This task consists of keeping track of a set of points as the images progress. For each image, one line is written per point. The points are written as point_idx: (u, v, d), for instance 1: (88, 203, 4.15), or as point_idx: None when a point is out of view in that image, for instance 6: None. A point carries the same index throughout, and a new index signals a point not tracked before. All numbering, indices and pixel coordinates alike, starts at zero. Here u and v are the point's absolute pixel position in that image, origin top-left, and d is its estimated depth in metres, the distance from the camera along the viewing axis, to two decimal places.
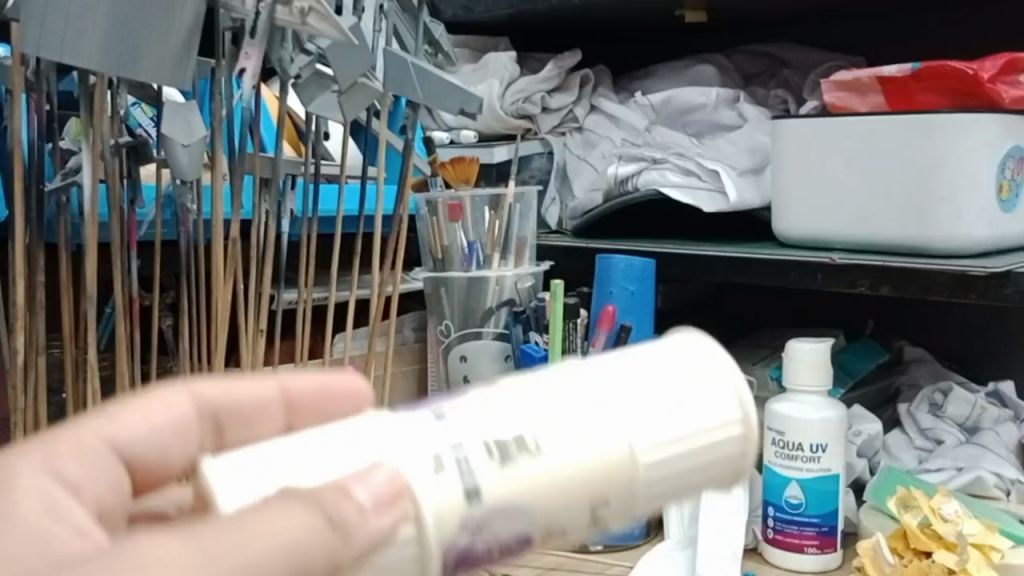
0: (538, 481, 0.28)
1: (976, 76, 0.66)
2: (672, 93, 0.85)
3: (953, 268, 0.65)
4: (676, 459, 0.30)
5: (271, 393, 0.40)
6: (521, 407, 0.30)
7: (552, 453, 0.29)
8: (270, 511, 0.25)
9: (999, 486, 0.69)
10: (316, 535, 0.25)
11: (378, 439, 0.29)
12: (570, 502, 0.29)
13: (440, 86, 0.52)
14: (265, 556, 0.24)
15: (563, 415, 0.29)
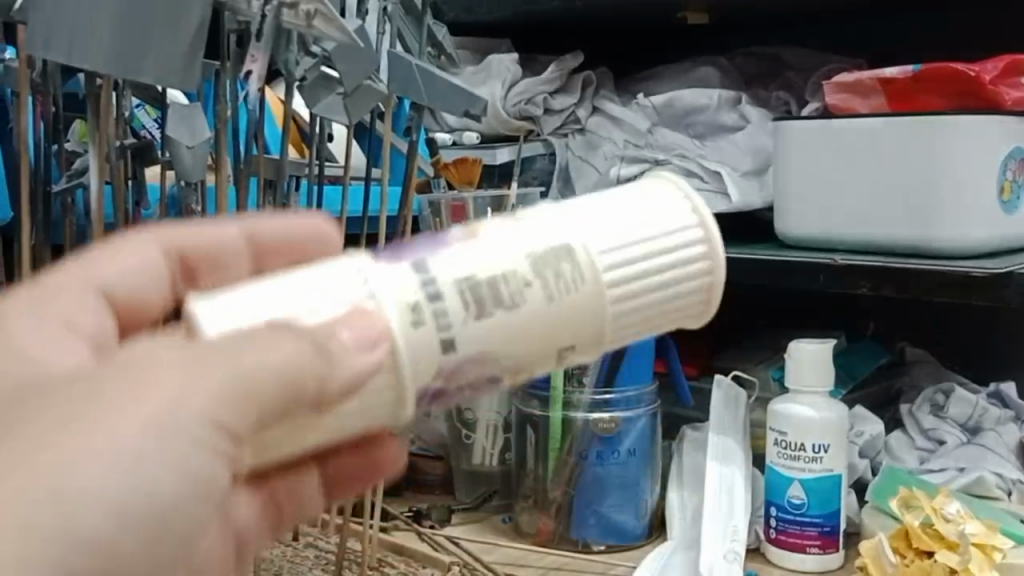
0: (509, 330, 0.29)
1: (978, 77, 0.67)
2: (675, 95, 0.85)
3: (955, 268, 0.65)
4: (642, 305, 0.31)
5: (235, 233, 0.39)
6: (494, 250, 0.30)
7: (527, 307, 0.29)
8: (262, 343, 0.26)
9: (1000, 486, 0.70)
10: (308, 363, 0.26)
11: (362, 281, 0.29)
12: (537, 349, 0.30)
13: (446, 90, 0.52)
14: (259, 374, 0.25)
15: (531, 260, 0.30)
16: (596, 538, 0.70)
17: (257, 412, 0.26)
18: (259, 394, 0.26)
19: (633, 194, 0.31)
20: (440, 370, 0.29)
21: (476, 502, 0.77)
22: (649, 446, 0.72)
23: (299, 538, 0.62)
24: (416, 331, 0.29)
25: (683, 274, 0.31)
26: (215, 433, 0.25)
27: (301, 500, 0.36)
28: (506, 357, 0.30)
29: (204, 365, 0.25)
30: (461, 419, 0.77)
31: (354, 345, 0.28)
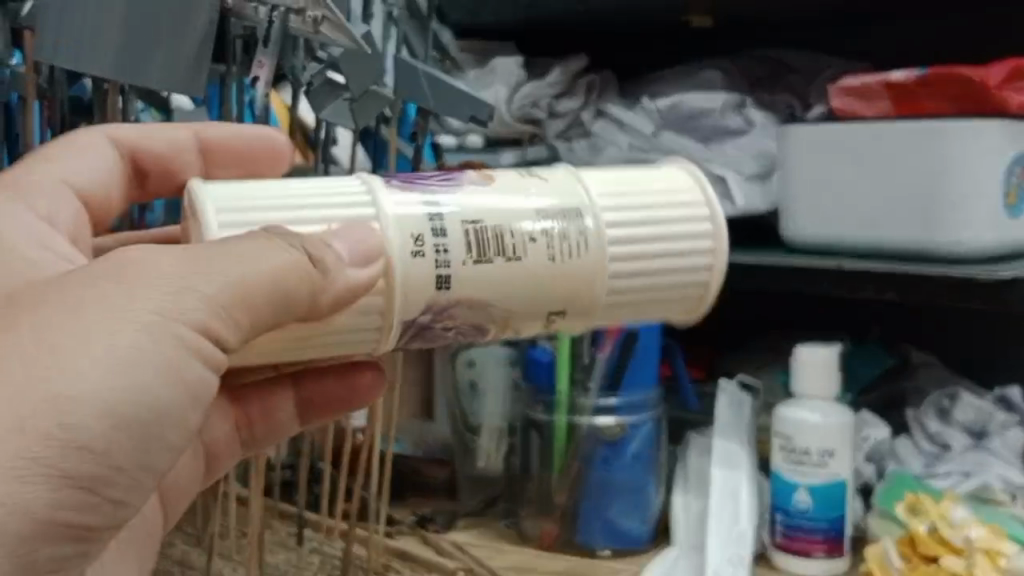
0: (514, 279, 0.38)
1: (984, 82, 0.65)
2: (679, 98, 0.84)
3: (961, 273, 0.65)
4: (638, 275, 0.40)
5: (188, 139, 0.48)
6: (508, 204, 0.39)
7: (529, 260, 0.38)
8: (252, 249, 0.34)
9: (1005, 490, 0.69)
10: (301, 284, 0.34)
11: (367, 201, 0.38)
12: (538, 298, 0.39)
13: (450, 94, 0.52)
14: (260, 279, 0.33)
15: (541, 215, 0.39)
16: (602, 543, 0.70)
17: (264, 321, 0.34)
18: (275, 303, 0.34)
19: (658, 187, 0.42)
20: (432, 303, 0.38)
21: (480, 507, 0.77)
22: (653, 450, 0.72)
23: (303, 542, 0.62)
24: (415, 263, 0.37)
25: (683, 261, 0.41)
26: (194, 333, 0.32)
27: (273, 412, 0.50)
28: (504, 305, 0.39)
29: (201, 265, 0.33)
30: (466, 424, 0.79)
31: (349, 266, 0.35)
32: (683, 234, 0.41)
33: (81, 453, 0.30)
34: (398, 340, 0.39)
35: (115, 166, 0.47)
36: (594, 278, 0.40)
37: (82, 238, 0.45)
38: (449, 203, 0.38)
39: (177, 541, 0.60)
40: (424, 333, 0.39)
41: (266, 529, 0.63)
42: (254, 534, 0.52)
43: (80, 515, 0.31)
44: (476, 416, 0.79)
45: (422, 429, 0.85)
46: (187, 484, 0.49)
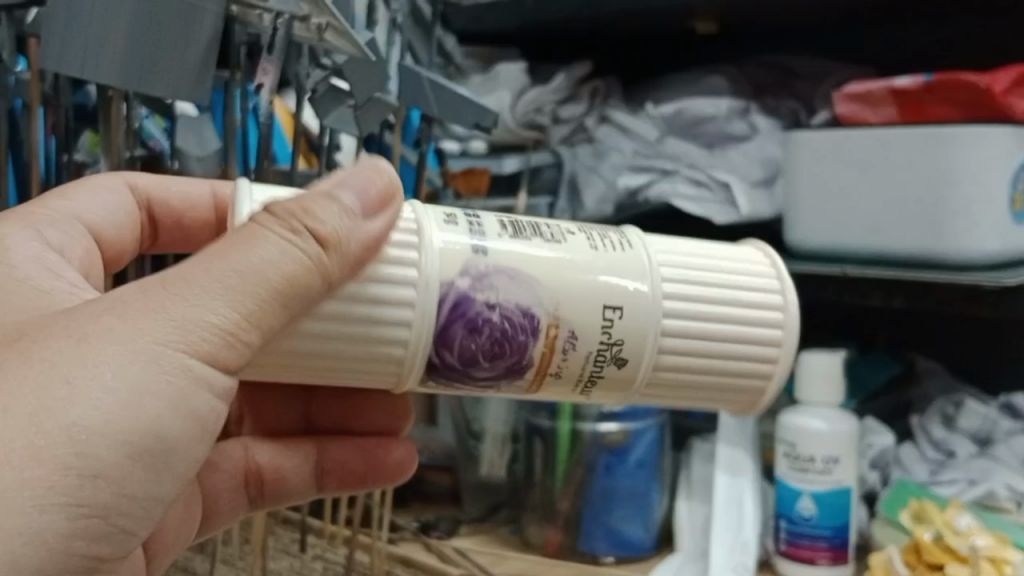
0: (562, 266, 0.37)
1: (990, 89, 0.65)
2: (683, 104, 0.84)
3: (966, 280, 0.65)
4: (702, 354, 0.40)
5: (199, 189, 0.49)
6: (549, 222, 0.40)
7: (571, 246, 0.38)
8: (253, 236, 0.32)
9: (1010, 497, 0.68)
10: (306, 269, 0.33)
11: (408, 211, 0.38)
12: (591, 290, 0.37)
13: (455, 101, 0.52)
14: (264, 257, 0.32)
15: (583, 230, 0.40)
16: (604, 550, 0.70)
17: (275, 318, 0.33)
18: (287, 292, 0.33)
19: (744, 279, 0.41)
20: (468, 268, 0.36)
21: (484, 513, 0.77)
22: (657, 458, 0.72)
23: (306, 549, 0.62)
24: (452, 240, 0.37)
25: (751, 353, 0.41)
26: (201, 365, 0.32)
27: (282, 481, 0.51)
28: (553, 290, 0.37)
29: (216, 289, 0.31)
30: (468, 430, 0.78)
31: (361, 220, 0.34)
32: (756, 325, 0.41)
33: (95, 481, 0.30)
34: (436, 319, 0.36)
35: (129, 211, 0.48)
36: (649, 335, 0.39)
37: (93, 267, 0.45)
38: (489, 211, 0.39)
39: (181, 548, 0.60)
40: (463, 312, 0.36)
41: (270, 536, 0.63)
42: (256, 542, 0.52)
43: (92, 545, 0.31)
44: (478, 420, 0.78)
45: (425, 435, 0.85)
46: (177, 539, 0.46)
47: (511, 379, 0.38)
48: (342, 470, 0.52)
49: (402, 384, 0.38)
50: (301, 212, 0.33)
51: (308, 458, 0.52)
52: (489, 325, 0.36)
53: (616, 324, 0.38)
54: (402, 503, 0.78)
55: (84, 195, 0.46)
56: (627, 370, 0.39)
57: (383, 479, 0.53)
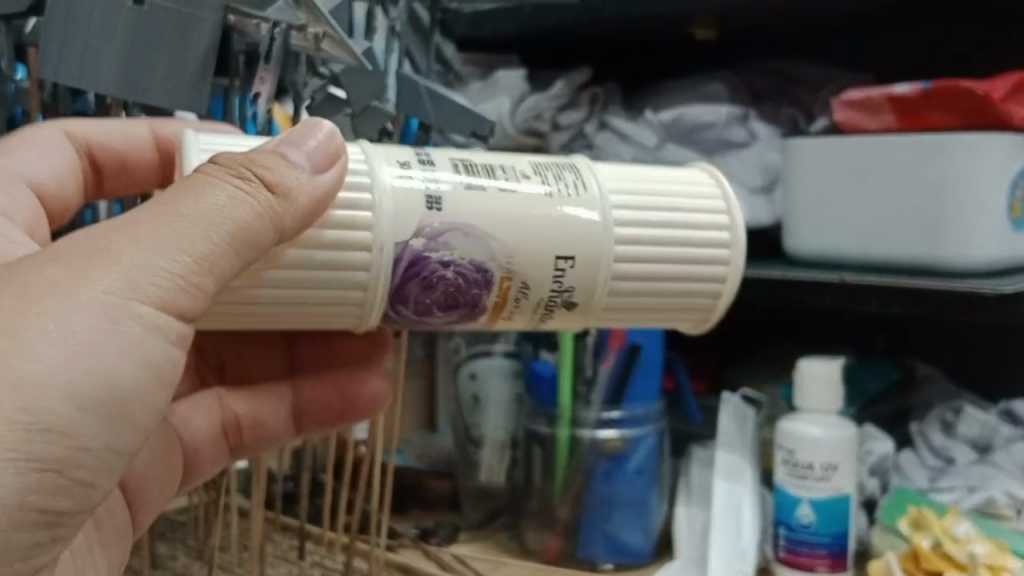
0: (514, 213, 0.38)
1: (987, 96, 0.65)
2: (683, 110, 0.83)
3: (964, 286, 0.65)
4: (651, 278, 0.41)
5: (143, 134, 0.51)
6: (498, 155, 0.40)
7: (527, 193, 0.38)
8: (199, 192, 0.33)
9: (1010, 505, 0.68)
10: (261, 216, 0.33)
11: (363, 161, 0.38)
12: (533, 226, 0.38)
13: (453, 110, 0.52)
14: (212, 206, 0.32)
15: (532, 164, 0.40)
16: (603, 556, 0.70)
17: (231, 265, 0.33)
18: (241, 239, 0.33)
19: (696, 199, 0.42)
20: (422, 226, 0.37)
21: (482, 520, 0.76)
22: (656, 464, 0.72)
23: (305, 556, 0.62)
24: (404, 186, 0.37)
25: (701, 271, 0.41)
26: (153, 311, 0.32)
27: (264, 425, 0.52)
28: (513, 246, 0.38)
29: (171, 241, 0.32)
30: (467, 437, 0.78)
31: (309, 172, 0.35)
32: (703, 242, 0.41)
33: (49, 433, 0.30)
34: (392, 275, 0.37)
35: (71, 160, 0.49)
36: (604, 252, 0.39)
37: (41, 229, 0.48)
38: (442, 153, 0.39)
39: (178, 555, 0.60)
40: (419, 270, 0.37)
41: (268, 543, 0.63)
42: (254, 548, 0.52)
43: (50, 499, 0.31)
44: (478, 426, 0.78)
45: (425, 441, 0.85)
46: (157, 489, 0.49)
47: (467, 322, 0.39)
48: (319, 410, 0.52)
49: (363, 322, 0.38)
50: (246, 161, 0.34)
51: (288, 403, 0.52)
52: (444, 281, 0.37)
53: (568, 273, 0.39)
54: (401, 509, 0.78)
55: (23, 151, 0.48)
56: (580, 310, 0.40)
57: (359, 415, 0.53)
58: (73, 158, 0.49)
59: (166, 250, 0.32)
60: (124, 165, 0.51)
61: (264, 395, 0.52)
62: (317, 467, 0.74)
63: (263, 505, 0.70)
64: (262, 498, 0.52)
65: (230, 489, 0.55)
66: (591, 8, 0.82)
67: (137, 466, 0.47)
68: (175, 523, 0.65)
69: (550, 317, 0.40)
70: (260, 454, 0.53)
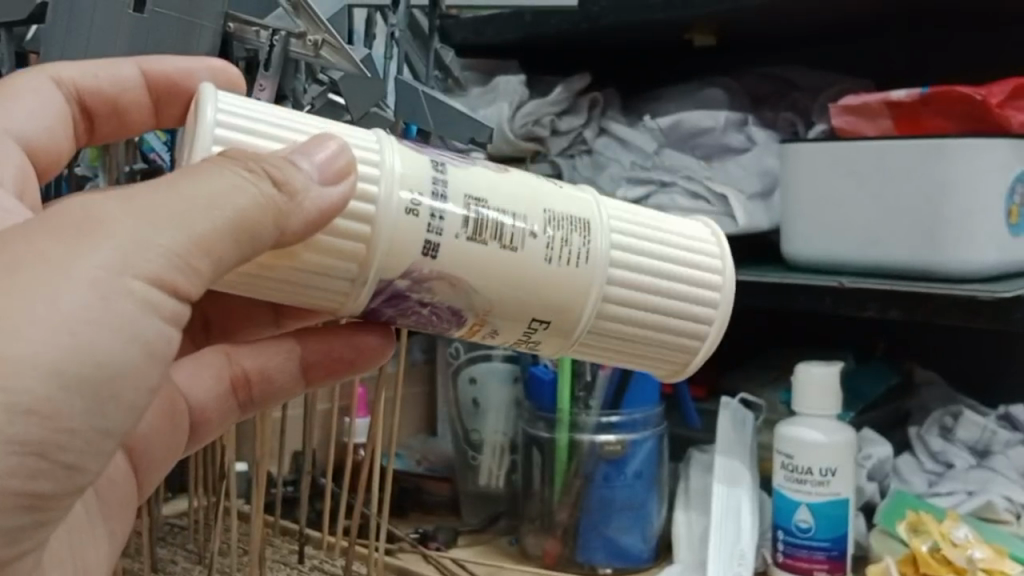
0: (505, 269, 0.36)
1: (985, 101, 0.66)
2: (681, 116, 0.85)
3: (961, 292, 0.65)
4: (634, 333, 0.39)
5: (132, 75, 0.43)
6: (516, 191, 0.36)
7: (526, 253, 0.36)
8: (202, 175, 0.30)
9: (1009, 510, 0.69)
10: (263, 209, 0.30)
11: (373, 163, 0.34)
12: (521, 285, 0.36)
13: (451, 115, 0.52)
14: (216, 187, 0.30)
15: (548, 215, 0.36)
16: (602, 561, 0.70)
17: (229, 255, 0.31)
18: (245, 228, 0.30)
19: (692, 249, 0.40)
20: (412, 269, 0.35)
21: (482, 523, 0.76)
22: (655, 468, 0.72)
23: (304, 560, 0.62)
24: (405, 231, 0.34)
25: (684, 330, 0.40)
26: (147, 287, 0.29)
27: (273, 380, 0.48)
28: (488, 296, 0.36)
29: (157, 216, 0.29)
30: (467, 441, 0.79)
31: (319, 182, 0.32)
32: (693, 303, 0.40)
33: (30, 418, 0.27)
34: (371, 300, 0.36)
35: (59, 108, 0.43)
36: (592, 292, 0.37)
37: (29, 193, 0.42)
38: (458, 181, 0.35)
39: (178, 560, 0.60)
40: (397, 305, 0.36)
41: (267, 547, 0.63)
42: (254, 551, 0.52)
43: (31, 482, 0.28)
44: (478, 431, 0.79)
45: (425, 445, 0.85)
46: (164, 444, 0.46)
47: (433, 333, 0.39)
48: (327, 360, 0.47)
49: (349, 303, 0.36)
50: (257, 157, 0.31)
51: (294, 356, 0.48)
52: (418, 313, 0.37)
53: (539, 332, 0.38)
54: (401, 513, 0.78)
55: (9, 105, 0.42)
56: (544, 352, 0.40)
57: (369, 363, 0.47)
58: (63, 107, 0.43)
59: (154, 234, 0.29)
60: (114, 109, 0.44)
61: (267, 346, 0.48)
62: (317, 471, 0.75)
63: (263, 509, 0.70)
64: (262, 501, 0.53)
65: (230, 492, 0.55)
66: (590, 15, 0.82)
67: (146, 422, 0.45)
68: (175, 527, 0.65)
69: (531, 342, 0.39)
70: (260, 457, 0.53)
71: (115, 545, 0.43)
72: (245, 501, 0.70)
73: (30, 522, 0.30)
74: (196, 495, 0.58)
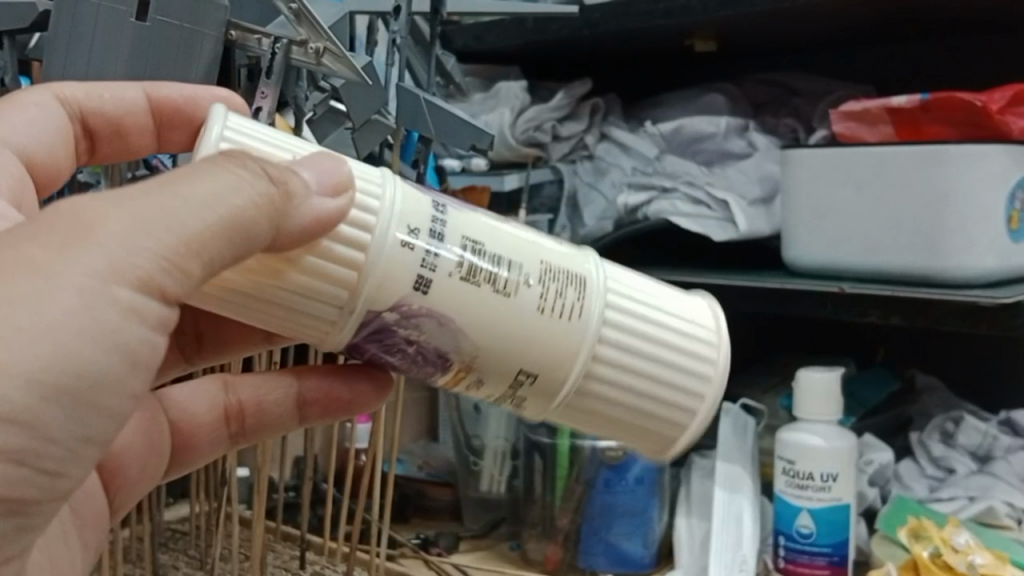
0: (497, 317, 0.35)
1: (985, 107, 0.66)
2: (682, 122, 0.86)
3: (961, 298, 0.65)
4: (623, 394, 0.39)
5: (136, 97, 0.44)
6: (514, 240, 0.36)
7: (520, 302, 0.35)
8: (199, 173, 0.30)
9: (1011, 515, 0.68)
10: (262, 211, 0.30)
11: (374, 197, 0.35)
12: (513, 335, 0.36)
13: (450, 122, 0.51)
14: (210, 187, 0.30)
15: (544, 268, 0.36)
16: (603, 566, 0.70)
17: (220, 250, 0.30)
18: (235, 227, 0.30)
19: (685, 316, 0.40)
20: (402, 303, 0.35)
21: (483, 529, 0.76)
22: (657, 474, 0.72)
23: (306, 566, 0.62)
24: (400, 266, 0.34)
25: (674, 402, 0.39)
26: (135, 294, 0.29)
27: (266, 413, 0.48)
28: (477, 343, 0.36)
29: (149, 216, 0.29)
30: (468, 446, 0.79)
31: (318, 193, 0.32)
32: (685, 373, 0.39)
33: (11, 428, 0.27)
34: (352, 336, 0.36)
35: (60, 125, 0.44)
36: (583, 349, 0.37)
37: (27, 202, 0.43)
38: (459, 225, 0.36)
39: (180, 566, 0.60)
40: (382, 338, 0.36)
41: (268, 552, 0.64)
42: (254, 557, 0.52)
43: (10, 486, 0.28)
44: (479, 437, 0.78)
45: (427, 451, 0.85)
46: (142, 458, 0.46)
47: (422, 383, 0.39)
48: (322, 400, 0.47)
49: (329, 337, 0.36)
50: (256, 157, 0.31)
51: (286, 392, 0.48)
52: (404, 352, 0.36)
53: (526, 386, 0.37)
54: (402, 518, 0.78)
55: (10, 114, 0.44)
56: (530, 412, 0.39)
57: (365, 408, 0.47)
58: (64, 123, 0.44)
59: (141, 234, 0.29)
60: (106, 125, 0.45)
61: (265, 380, 0.48)
62: (318, 477, 0.75)
63: (265, 514, 0.71)
64: (262, 507, 0.52)
65: (230, 498, 0.55)
66: (590, 22, 0.82)
67: (126, 436, 0.45)
68: (177, 533, 0.65)
69: (518, 398, 0.38)
70: (261, 464, 0.53)
71: (88, 556, 0.43)
72: (247, 506, 0.70)
73: (17, 528, 0.30)
74: (198, 501, 0.58)
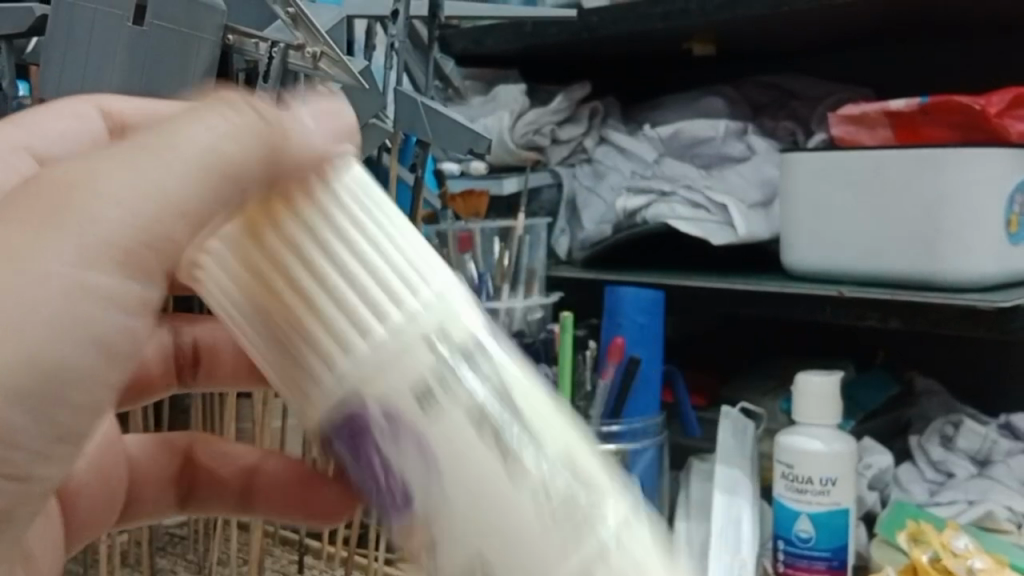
0: (485, 492, 0.26)
1: (984, 111, 0.66)
2: (681, 126, 0.86)
3: (960, 302, 0.65)
4: None
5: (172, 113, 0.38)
6: (558, 413, 0.29)
7: (525, 482, 0.26)
8: (188, 121, 0.26)
9: (1011, 519, 0.68)
10: (254, 151, 0.26)
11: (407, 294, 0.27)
12: (500, 518, 0.26)
13: (447, 126, 0.51)
14: (195, 137, 0.26)
15: (571, 463, 0.27)
16: None
17: (210, 202, 0.26)
18: (224, 172, 0.26)
19: None
20: (390, 410, 0.27)
21: None
22: (656, 478, 0.72)
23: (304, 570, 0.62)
24: (406, 360, 0.27)
25: None
26: None
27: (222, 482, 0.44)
28: (449, 505, 0.27)
29: (134, 176, 0.25)
30: None
31: (317, 131, 0.28)
32: None
33: None
34: (325, 420, 0.27)
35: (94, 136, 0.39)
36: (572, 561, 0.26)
37: None
38: (500, 368, 0.28)
39: (178, 570, 0.60)
40: (357, 440, 0.27)
41: (267, 557, 0.63)
42: (251, 560, 0.52)
43: None
44: None
45: None
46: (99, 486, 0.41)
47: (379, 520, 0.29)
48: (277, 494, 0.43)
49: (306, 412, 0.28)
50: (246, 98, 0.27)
51: (251, 466, 0.44)
52: (373, 465, 0.28)
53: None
54: None
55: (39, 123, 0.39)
56: None
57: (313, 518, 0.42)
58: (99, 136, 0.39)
59: None
60: (140, 136, 0.39)
61: (232, 448, 0.44)
62: None
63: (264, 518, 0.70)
64: (259, 512, 0.52)
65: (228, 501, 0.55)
66: (589, 25, 0.83)
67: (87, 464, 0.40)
68: (175, 537, 0.65)
69: None
70: None
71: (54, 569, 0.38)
72: (245, 510, 0.70)
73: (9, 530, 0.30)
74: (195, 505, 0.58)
